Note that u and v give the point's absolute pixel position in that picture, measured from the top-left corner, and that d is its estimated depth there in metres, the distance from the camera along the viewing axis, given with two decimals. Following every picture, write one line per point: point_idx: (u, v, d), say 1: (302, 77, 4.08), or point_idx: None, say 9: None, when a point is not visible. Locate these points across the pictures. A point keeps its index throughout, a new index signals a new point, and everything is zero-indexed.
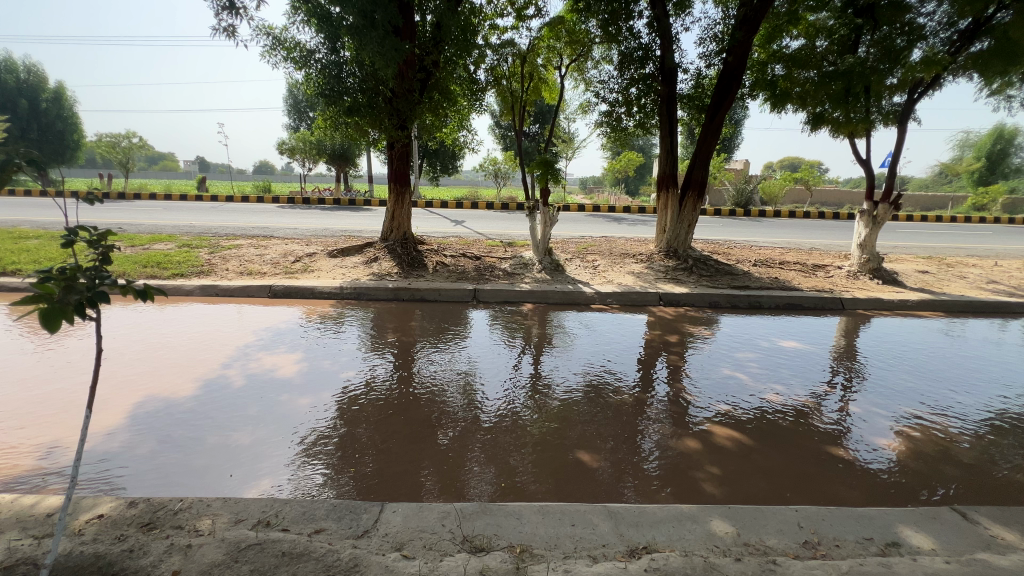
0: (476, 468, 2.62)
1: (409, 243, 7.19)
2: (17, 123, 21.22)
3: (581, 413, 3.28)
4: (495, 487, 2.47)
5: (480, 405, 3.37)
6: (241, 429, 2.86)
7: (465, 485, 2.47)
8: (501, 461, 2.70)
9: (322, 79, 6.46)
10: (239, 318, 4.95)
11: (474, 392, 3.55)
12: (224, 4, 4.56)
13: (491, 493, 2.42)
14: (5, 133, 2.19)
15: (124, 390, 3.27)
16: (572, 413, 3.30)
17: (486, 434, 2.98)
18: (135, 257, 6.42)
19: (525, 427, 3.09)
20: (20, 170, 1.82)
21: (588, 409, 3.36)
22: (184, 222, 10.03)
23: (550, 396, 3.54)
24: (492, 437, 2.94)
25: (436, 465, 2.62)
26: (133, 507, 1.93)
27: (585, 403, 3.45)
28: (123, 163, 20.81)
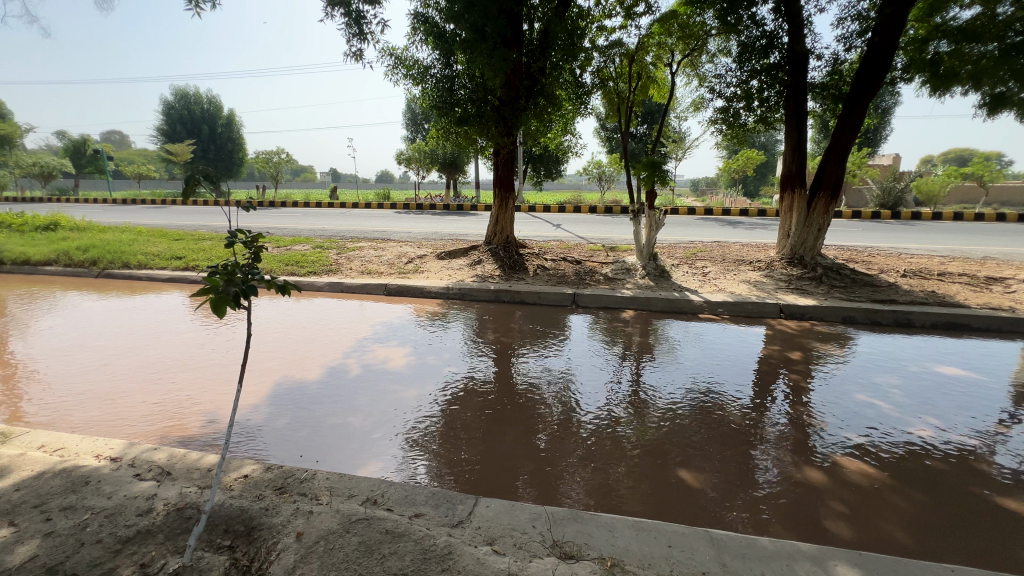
0: (572, 475, 2.59)
1: (512, 246, 7.38)
2: (200, 144, 25.96)
3: (684, 429, 3.09)
4: (591, 497, 2.42)
5: (577, 411, 3.33)
6: (357, 414, 3.15)
7: (561, 491, 2.46)
8: (598, 470, 2.64)
9: (436, 92, 6.90)
10: (358, 313, 5.48)
11: (571, 398, 3.53)
12: (354, 32, 5.11)
13: (587, 501, 2.39)
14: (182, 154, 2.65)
15: (266, 371, 3.80)
16: (675, 427, 3.12)
17: (583, 442, 2.94)
18: (280, 256, 7.45)
19: (623, 438, 2.99)
20: (199, 184, 2.22)
21: (692, 424, 3.16)
22: (319, 226, 11.41)
23: (651, 408, 3.39)
24: (589, 445, 2.90)
25: (533, 468, 2.65)
26: (269, 472, 2.24)
27: (690, 418, 3.24)
28: (274, 175, 24.27)
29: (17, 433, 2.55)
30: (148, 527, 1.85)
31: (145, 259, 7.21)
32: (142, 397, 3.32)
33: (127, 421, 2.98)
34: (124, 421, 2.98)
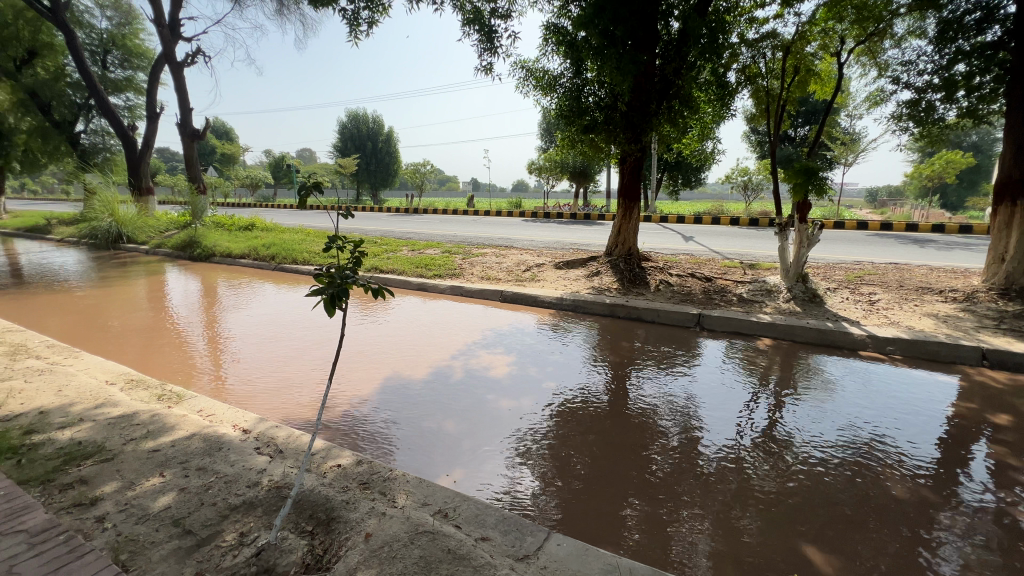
0: (683, 523, 2.26)
1: (634, 259, 6.97)
2: (364, 158, 29.94)
3: (829, 491, 2.51)
4: (702, 553, 2.09)
5: (695, 446, 2.94)
6: (453, 418, 3.21)
7: (666, 538, 2.17)
8: (715, 523, 2.27)
9: (565, 101, 6.82)
10: (473, 318, 5.66)
11: (687, 430, 3.12)
12: (486, 47, 5.31)
13: (705, 556, 2.07)
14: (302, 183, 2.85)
15: (383, 365, 4.10)
16: (818, 487, 2.55)
17: (701, 483, 2.57)
18: (413, 259, 8.11)
19: (752, 488, 2.54)
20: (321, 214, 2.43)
21: (845, 485, 2.57)
22: (453, 232, 12.21)
23: (787, 454, 2.85)
24: (708, 490, 2.52)
25: (639, 505, 2.39)
26: (360, 465, 2.36)
27: (842, 477, 2.64)
28: (421, 185, 26.87)
29: (188, 396, 3.10)
30: (253, 498, 2.06)
31: (308, 256, 8.45)
32: (285, 379, 3.83)
33: (269, 399, 3.44)
34: (266, 399, 3.45)
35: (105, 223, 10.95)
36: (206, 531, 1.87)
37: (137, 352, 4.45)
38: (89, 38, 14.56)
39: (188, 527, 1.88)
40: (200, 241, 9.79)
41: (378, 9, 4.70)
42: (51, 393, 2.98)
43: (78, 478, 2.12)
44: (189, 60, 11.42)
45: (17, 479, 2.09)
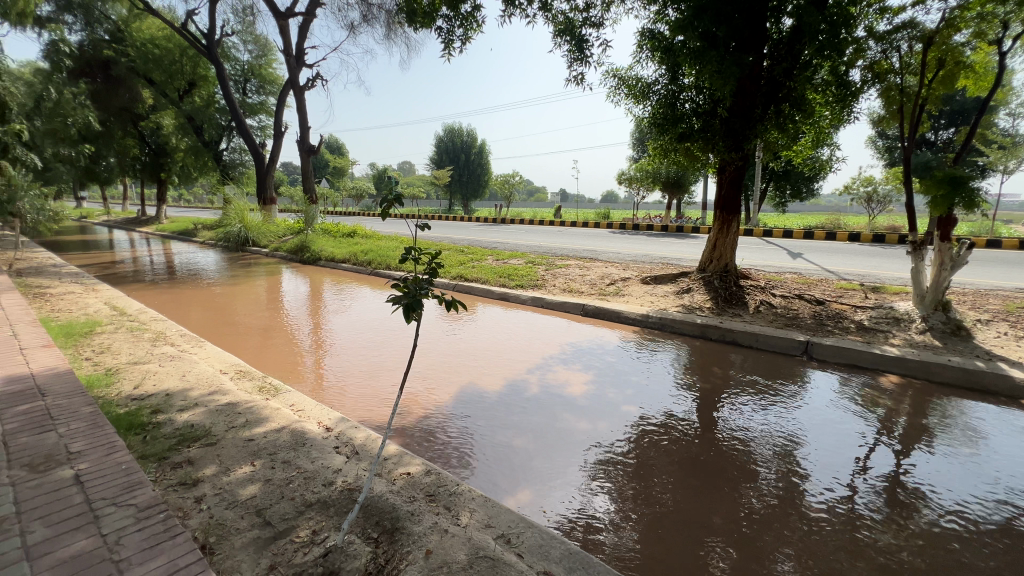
0: None
1: (731, 276, 6.40)
2: (458, 170, 31.34)
3: (980, 567, 2.04)
4: None
5: (800, 493, 2.55)
6: (524, 434, 3.12)
7: None
8: None
9: (658, 108, 6.48)
10: (553, 331, 5.55)
11: (789, 472, 2.73)
12: (576, 56, 5.23)
13: None
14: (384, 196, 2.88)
15: (460, 374, 4.15)
16: (964, 561, 2.08)
17: (808, 535, 2.23)
18: (497, 269, 8.22)
19: (874, 550, 2.14)
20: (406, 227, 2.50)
21: (1004, 562, 2.07)
22: (538, 243, 12.23)
23: (920, 516, 2.38)
24: (816, 544, 2.17)
25: (731, 553, 2.12)
26: (428, 476, 2.37)
27: (998, 551, 2.14)
28: (509, 196, 27.43)
29: (283, 390, 3.36)
30: (326, 497, 2.14)
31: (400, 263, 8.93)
32: (369, 380, 4.01)
33: (353, 399, 3.62)
34: (350, 398, 3.64)
35: (236, 227, 12.67)
36: (282, 524, 1.97)
37: (250, 346, 4.97)
38: (235, 70, 16.97)
39: (268, 519, 1.99)
40: (310, 246, 10.81)
41: (472, 26, 4.85)
42: (176, 378, 3.40)
43: (186, 458, 2.36)
44: (309, 83, 12.76)
45: (140, 453, 2.38)
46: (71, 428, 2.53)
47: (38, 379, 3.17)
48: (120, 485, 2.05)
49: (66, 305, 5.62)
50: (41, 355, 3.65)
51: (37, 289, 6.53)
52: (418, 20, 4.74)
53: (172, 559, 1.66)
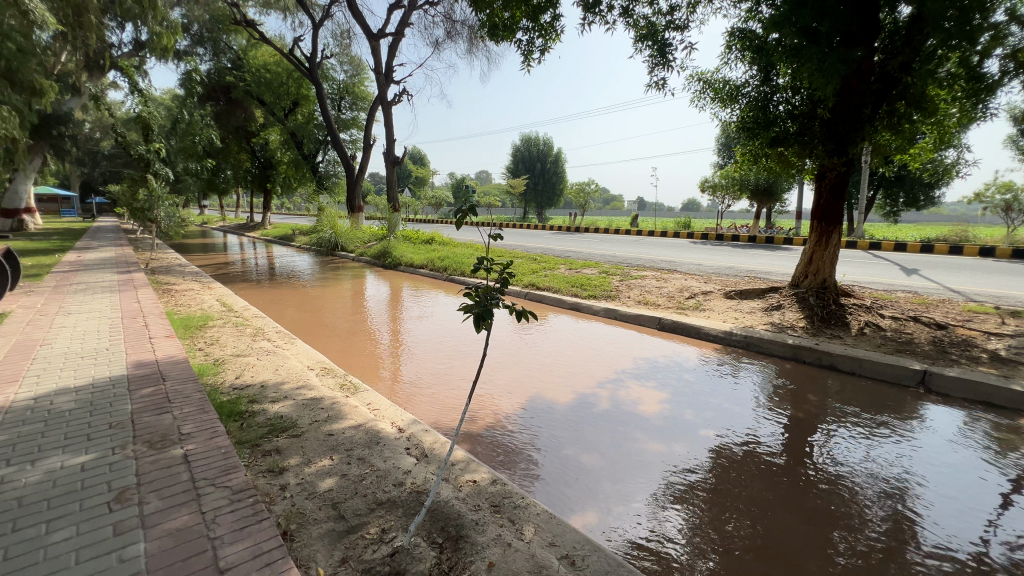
0: None
1: (829, 293, 5.80)
2: (533, 179, 31.64)
3: None
4: None
5: (915, 544, 2.23)
6: (591, 451, 3.03)
7: None
8: None
9: (748, 112, 6.08)
10: (626, 344, 5.36)
11: (901, 520, 2.39)
12: (658, 60, 5.05)
13: None
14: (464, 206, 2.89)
15: (528, 383, 4.13)
16: None
17: None
18: (569, 278, 8.13)
19: None
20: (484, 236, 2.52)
21: None
22: (612, 252, 11.95)
23: None
24: None
25: None
26: (493, 486, 2.36)
27: None
28: (583, 205, 27.18)
29: (362, 388, 3.55)
30: (396, 497, 2.20)
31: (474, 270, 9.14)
32: (441, 384, 4.12)
33: (424, 401, 3.74)
34: (422, 400, 3.76)
35: (328, 233, 13.79)
36: (355, 519, 2.05)
37: (335, 345, 5.33)
38: (332, 89, 18.50)
39: (342, 513, 2.08)
40: (391, 252, 11.43)
41: (551, 36, 4.86)
42: (271, 371, 3.71)
43: (274, 447, 2.56)
44: (396, 99, 13.57)
45: (237, 439, 2.61)
46: (183, 412, 2.85)
47: (161, 365, 3.61)
48: (218, 468, 2.26)
49: (187, 301, 6.39)
50: (164, 344, 4.16)
51: (165, 286, 7.50)
52: (499, 33, 4.84)
53: (257, 542, 1.79)
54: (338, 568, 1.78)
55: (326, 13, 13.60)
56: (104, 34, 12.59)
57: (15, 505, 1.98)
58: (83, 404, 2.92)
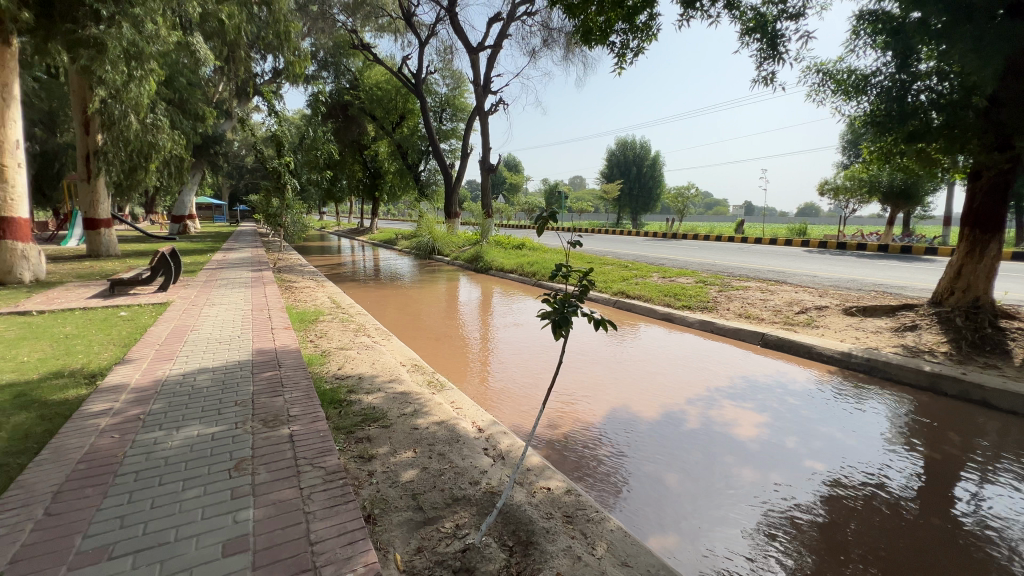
0: None
1: (984, 314, 4.86)
2: (628, 183, 30.80)
3: None
4: None
5: None
6: (676, 471, 2.85)
7: None
8: None
9: (878, 105, 5.24)
10: (723, 360, 4.97)
11: None
12: (767, 54, 4.66)
13: None
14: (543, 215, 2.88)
15: (611, 394, 4.01)
16: None
17: None
18: (662, 287, 7.77)
19: None
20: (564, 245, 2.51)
21: None
22: (712, 261, 11.19)
23: None
24: None
25: None
26: (567, 496, 2.33)
27: None
28: (681, 210, 25.86)
29: (447, 386, 3.72)
30: (471, 495, 2.27)
31: None
32: (523, 388, 4.16)
33: (505, 403, 3.80)
34: (504, 402, 3.82)
35: (426, 238, 14.68)
36: (432, 511, 2.14)
37: (428, 344, 5.62)
38: (435, 102, 19.68)
39: (421, 504, 2.19)
40: (483, 257, 11.82)
41: (647, 36, 4.71)
42: (368, 364, 4.03)
43: (366, 435, 2.77)
44: (493, 109, 14.05)
45: (334, 424, 2.87)
46: (292, 395, 3.20)
47: (278, 353, 4.09)
48: (316, 449, 2.51)
49: (304, 297, 7.17)
50: (282, 335, 4.72)
51: (288, 283, 8.49)
52: (593, 37, 4.79)
53: (343, 521, 1.94)
54: (414, 557, 1.87)
55: (432, 32, 14.53)
56: (250, 65, 14.64)
57: (161, 463, 2.36)
58: (217, 383, 3.41)
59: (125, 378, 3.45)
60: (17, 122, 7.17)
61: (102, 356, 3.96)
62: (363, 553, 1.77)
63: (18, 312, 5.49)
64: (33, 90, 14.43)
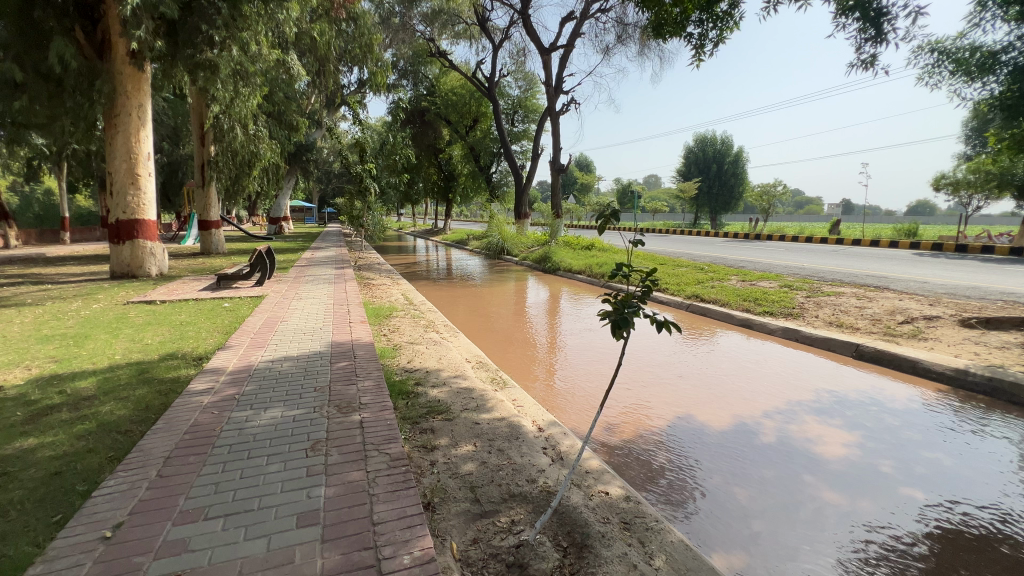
0: None
1: None
2: (706, 181, 29.25)
3: None
4: None
5: None
6: (747, 486, 2.66)
7: None
8: None
9: (1008, 87, 4.53)
10: (808, 372, 4.57)
11: None
12: (869, 35, 4.21)
13: None
14: (607, 214, 2.80)
15: (679, 401, 3.83)
16: None
17: None
18: (741, 291, 7.29)
19: None
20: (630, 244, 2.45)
21: None
22: (800, 264, 10.30)
23: None
24: None
25: None
26: (626, 502, 2.27)
27: None
28: (766, 208, 24.09)
29: (509, 384, 3.76)
30: (527, 492, 2.28)
31: None
32: (586, 390, 4.10)
33: (567, 404, 3.77)
34: (565, 403, 3.80)
35: (496, 238, 14.94)
36: (488, 505, 2.19)
37: (495, 342, 5.73)
38: (507, 105, 20.00)
39: (478, 497, 2.24)
40: (551, 257, 11.81)
41: (727, 25, 4.45)
42: (434, 359, 4.19)
43: (430, 426, 2.89)
44: (564, 109, 14.00)
45: (401, 414, 3.03)
46: (364, 385, 3.41)
47: (354, 345, 4.38)
48: (384, 436, 2.65)
49: (380, 294, 7.60)
50: (358, 328, 5.05)
51: (366, 280, 9.04)
52: (667, 30, 4.62)
53: (403, 506, 2.04)
54: (468, 547, 1.92)
55: (506, 35, 14.74)
56: (338, 78, 15.76)
57: (251, 438, 2.63)
58: (301, 370, 3.73)
59: (225, 362, 3.88)
60: (149, 137, 8.29)
61: (208, 342, 4.48)
62: (420, 538, 1.85)
63: (145, 301, 6.36)
64: (163, 110, 16.61)
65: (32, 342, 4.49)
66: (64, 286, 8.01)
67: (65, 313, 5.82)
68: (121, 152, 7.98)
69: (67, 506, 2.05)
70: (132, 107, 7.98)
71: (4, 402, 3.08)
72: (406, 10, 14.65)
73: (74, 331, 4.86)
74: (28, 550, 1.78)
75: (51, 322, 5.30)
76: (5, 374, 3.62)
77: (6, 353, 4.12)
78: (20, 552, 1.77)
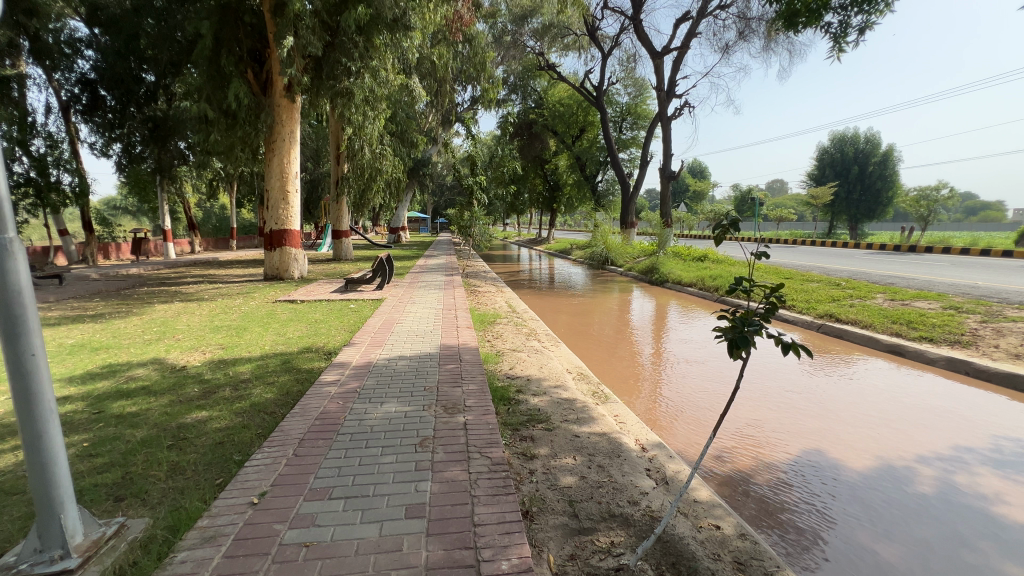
0: None
1: None
2: (844, 186, 25.85)
3: None
4: None
5: None
6: (893, 543, 2.26)
7: None
8: None
9: None
10: (981, 413, 3.76)
11: None
12: None
13: None
14: (727, 219, 2.53)
15: (805, 433, 3.40)
16: None
17: None
18: (889, 311, 6.25)
19: None
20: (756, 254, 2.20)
21: None
22: (975, 282, 8.53)
23: None
24: None
25: None
26: (741, 539, 2.07)
27: None
28: (924, 216, 20.55)
29: (611, 399, 3.65)
30: (629, 514, 2.18)
31: None
32: (694, 411, 3.84)
33: (673, 424, 3.57)
34: (671, 424, 3.58)
35: (600, 248, 14.76)
36: (587, 521, 2.13)
37: (596, 354, 5.62)
38: (616, 112, 19.71)
39: (576, 511, 2.20)
40: (659, 269, 11.27)
41: (877, 8, 3.89)
42: (536, 368, 4.22)
43: (530, 434, 2.91)
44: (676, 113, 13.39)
45: (503, 420, 3.10)
46: (468, 388, 3.55)
47: (461, 349, 4.60)
48: (486, 440, 2.73)
49: (486, 300, 7.92)
50: (465, 333, 5.29)
51: (473, 287, 9.46)
52: (800, 20, 4.17)
53: (503, 511, 2.07)
54: (566, 562, 1.88)
55: (616, 42, 14.53)
56: (454, 96, 16.80)
57: (369, 429, 2.89)
58: (413, 370, 3.99)
59: (349, 357, 4.32)
60: (296, 158, 9.58)
61: (337, 339, 5.03)
62: (518, 546, 1.85)
63: (289, 300, 7.32)
64: (308, 134, 19.12)
65: (207, 331, 5.43)
66: (232, 285, 9.58)
67: (231, 308, 6.94)
68: (277, 172, 9.33)
69: (226, 471, 2.43)
70: (285, 133, 9.32)
71: (186, 380, 3.76)
72: (518, 28, 15.26)
73: (236, 323, 5.77)
74: (198, 504, 2.14)
75: (220, 315, 6.35)
76: (188, 356, 4.42)
77: (189, 339, 5.03)
78: (193, 505, 2.13)
